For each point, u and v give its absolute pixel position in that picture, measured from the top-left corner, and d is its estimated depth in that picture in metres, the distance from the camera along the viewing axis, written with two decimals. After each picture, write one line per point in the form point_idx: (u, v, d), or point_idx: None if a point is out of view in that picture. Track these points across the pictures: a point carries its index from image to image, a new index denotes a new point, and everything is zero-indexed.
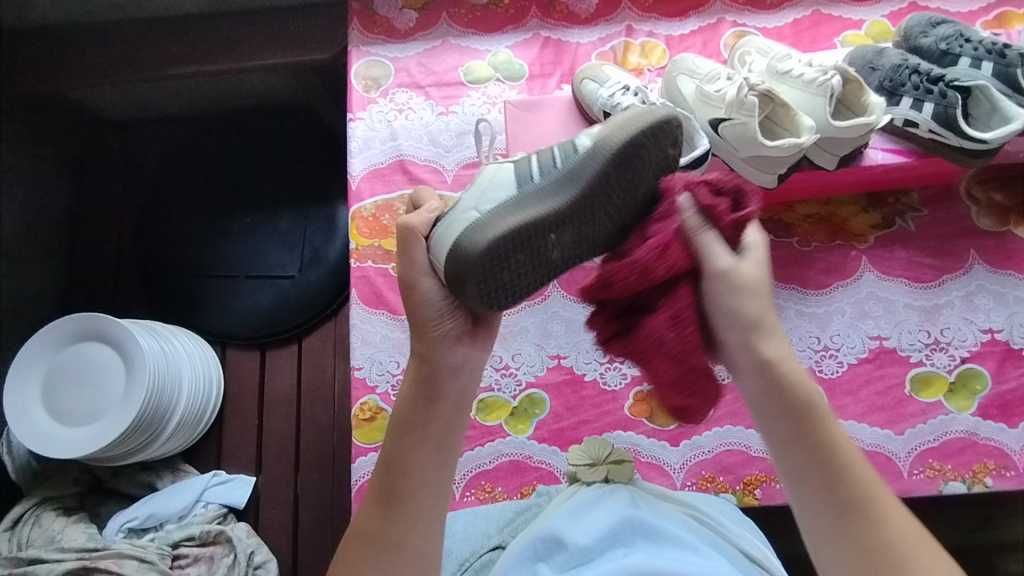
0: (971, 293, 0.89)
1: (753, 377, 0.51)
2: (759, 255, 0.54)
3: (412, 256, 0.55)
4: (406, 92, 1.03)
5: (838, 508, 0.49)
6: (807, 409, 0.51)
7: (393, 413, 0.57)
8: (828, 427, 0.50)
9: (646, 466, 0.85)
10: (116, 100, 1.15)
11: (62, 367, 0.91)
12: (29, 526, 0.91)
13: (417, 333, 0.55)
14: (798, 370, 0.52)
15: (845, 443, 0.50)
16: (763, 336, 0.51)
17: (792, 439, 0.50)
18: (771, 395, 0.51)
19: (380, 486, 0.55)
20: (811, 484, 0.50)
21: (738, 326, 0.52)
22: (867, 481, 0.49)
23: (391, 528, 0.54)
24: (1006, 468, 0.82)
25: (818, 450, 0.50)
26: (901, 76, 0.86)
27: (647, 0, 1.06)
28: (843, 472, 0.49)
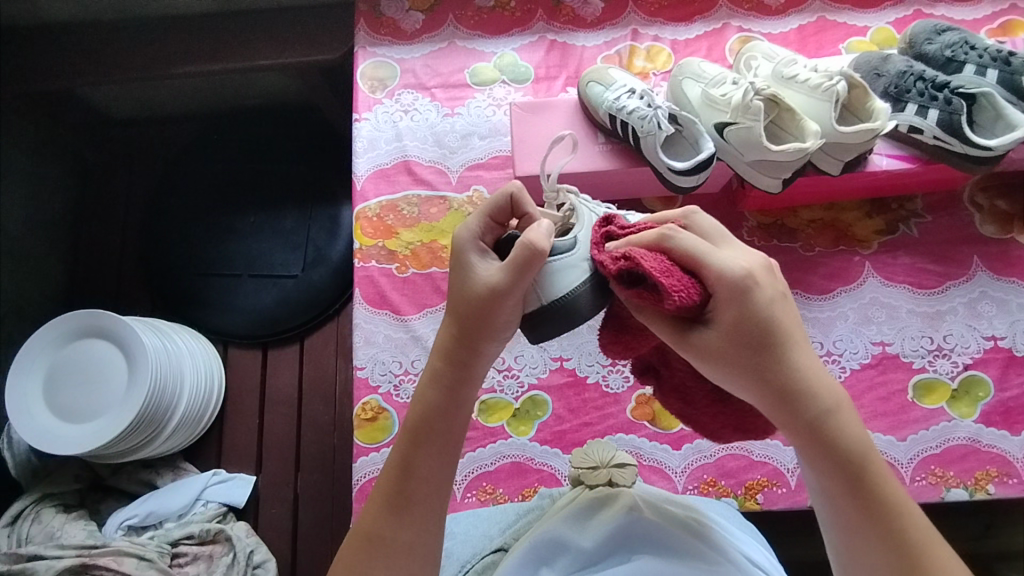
0: (974, 300, 0.89)
1: (794, 433, 0.50)
2: (727, 301, 0.50)
3: (523, 280, 0.54)
4: (411, 93, 1.04)
5: (886, 572, 0.47)
6: (858, 466, 0.48)
7: (412, 417, 0.56)
8: (869, 479, 0.48)
9: (647, 469, 0.85)
10: (122, 98, 1.16)
11: (65, 363, 0.91)
12: (29, 522, 0.90)
13: (469, 346, 0.55)
14: (840, 424, 0.49)
15: (893, 498, 0.48)
16: (790, 395, 0.49)
17: (836, 495, 0.49)
18: (816, 450, 0.49)
19: (392, 487, 0.54)
20: (857, 544, 0.48)
21: (759, 385, 0.50)
22: (918, 537, 0.47)
23: (402, 530, 0.53)
24: (1009, 475, 0.82)
25: (869, 510, 0.48)
26: (906, 82, 0.87)
27: (653, 5, 1.06)
28: (894, 530, 0.47)
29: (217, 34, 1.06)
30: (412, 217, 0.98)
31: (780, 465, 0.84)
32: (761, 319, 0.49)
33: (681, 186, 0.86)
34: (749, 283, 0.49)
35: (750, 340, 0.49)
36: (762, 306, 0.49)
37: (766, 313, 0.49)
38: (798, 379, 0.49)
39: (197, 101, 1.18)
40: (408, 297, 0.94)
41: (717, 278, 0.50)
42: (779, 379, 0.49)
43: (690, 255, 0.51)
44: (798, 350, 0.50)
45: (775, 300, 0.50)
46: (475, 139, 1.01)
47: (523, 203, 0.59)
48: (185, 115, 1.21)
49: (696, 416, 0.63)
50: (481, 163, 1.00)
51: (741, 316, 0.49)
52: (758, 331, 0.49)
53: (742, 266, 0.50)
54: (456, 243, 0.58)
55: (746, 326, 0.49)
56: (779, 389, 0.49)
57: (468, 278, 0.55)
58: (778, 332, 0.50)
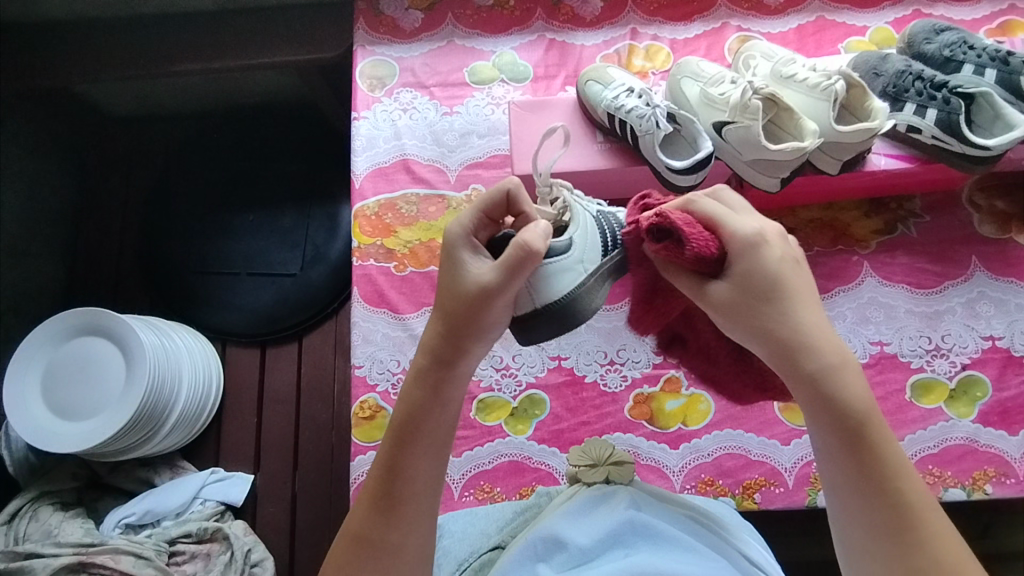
0: (973, 300, 0.89)
1: (798, 389, 0.51)
2: (744, 256, 0.52)
3: (515, 281, 0.54)
4: (410, 92, 1.04)
5: (881, 534, 0.48)
6: (862, 428, 0.49)
7: (396, 416, 0.56)
8: (872, 444, 0.49)
9: (645, 468, 0.85)
10: (120, 95, 1.16)
11: (63, 361, 0.91)
12: (26, 520, 0.90)
13: (456, 345, 0.55)
14: (846, 387, 0.50)
15: (894, 463, 0.49)
16: (798, 351, 0.50)
17: (838, 457, 0.50)
18: (819, 408, 0.50)
19: (379, 489, 0.54)
20: (856, 505, 0.49)
21: (769, 338, 0.51)
22: (915, 502, 0.48)
23: (391, 531, 0.53)
24: (1007, 476, 0.82)
25: (867, 473, 0.49)
26: (905, 82, 0.87)
27: (652, 4, 1.06)
28: (890, 493, 0.48)
29: (216, 32, 1.06)
30: (410, 215, 0.97)
31: (778, 465, 0.84)
32: (771, 274, 0.51)
33: (679, 185, 0.86)
34: (761, 239, 0.52)
35: (759, 293, 0.51)
36: (772, 260, 0.51)
37: (778, 268, 0.51)
38: (807, 338, 0.50)
39: (195, 100, 1.18)
40: (406, 296, 0.94)
41: (733, 233, 0.52)
42: (788, 333, 0.50)
43: (707, 214, 0.54)
44: (807, 306, 0.51)
45: (786, 260, 0.52)
46: (474, 138, 1.01)
47: (519, 200, 0.59)
48: (183, 113, 1.21)
49: (720, 375, 0.66)
50: (479, 161, 1.00)
51: (752, 270, 0.51)
52: (769, 283, 0.51)
53: (757, 226, 0.53)
54: (448, 240, 0.57)
55: (756, 278, 0.51)
56: (789, 344, 0.50)
57: (459, 277, 0.55)
58: (789, 289, 0.51)
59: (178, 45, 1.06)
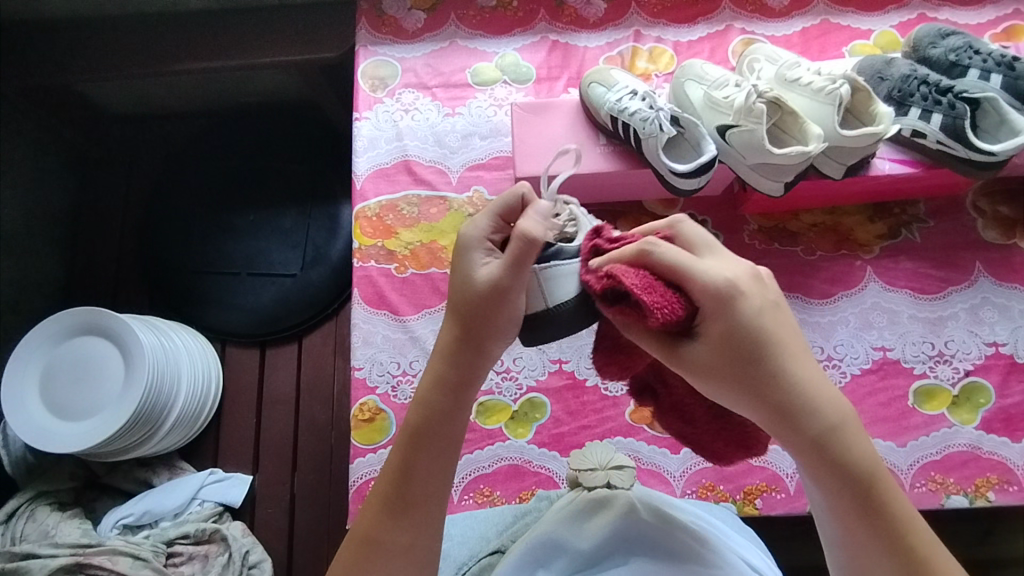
0: (976, 305, 0.89)
1: (793, 444, 0.50)
2: (716, 314, 0.49)
3: (520, 273, 0.54)
4: (412, 92, 1.03)
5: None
6: (859, 478, 0.48)
7: (411, 419, 0.56)
8: (871, 488, 0.48)
9: (646, 473, 0.85)
10: (121, 94, 1.15)
11: (62, 360, 0.91)
12: (23, 520, 0.90)
13: (473, 345, 0.55)
14: (841, 439, 0.49)
15: (900, 513, 0.48)
16: (787, 409, 0.49)
17: (838, 506, 0.49)
18: (816, 462, 0.49)
19: (392, 492, 0.54)
20: (867, 564, 0.48)
21: (758, 398, 0.49)
22: (924, 552, 0.48)
23: (402, 534, 0.52)
24: (1009, 483, 0.81)
25: (875, 529, 0.48)
26: (910, 86, 0.86)
27: (656, 6, 1.06)
28: (899, 546, 0.48)
29: (219, 32, 1.06)
30: (411, 217, 0.97)
31: (779, 471, 0.84)
32: (750, 335, 0.49)
33: (681, 188, 0.85)
34: (735, 292, 0.49)
35: (737, 358, 0.49)
36: (749, 319, 0.49)
37: (752, 327, 0.49)
38: (800, 397, 0.49)
39: (196, 99, 1.18)
40: (407, 298, 0.93)
41: (702, 291, 0.49)
42: (778, 397, 0.49)
43: (670, 267, 0.49)
44: (794, 362, 0.49)
45: (764, 310, 0.50)
46: (476, 139, 1.01)
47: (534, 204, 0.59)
48: (184, 113, 1.21)
49: (696, 436, 0.63)
50: (481, 163, 1.00)
51: (728, 333, 0.49)
52: (750, 345, 0.49)
53: (726, 275, 0.49)
54: (461, 239, 0.57)
55: (736, 342, 0.49)
56: (783, 407, 0.49)
57: (473, 275, 0.55)
58: (770, 350, 0.49)
59: (179, 44, 1.05)
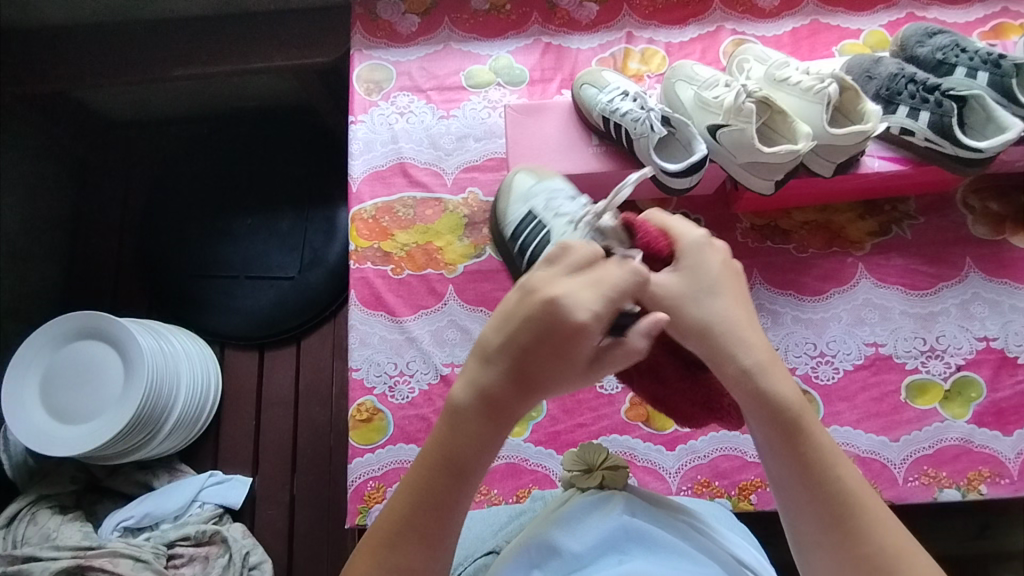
0: (967, 301, 0.90)
1: (735, 388, 0.50)
2: (693, 254, 0.53)
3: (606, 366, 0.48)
4: (407, 96, 1.04)
5: (823, 526, 0.47)
6: (796, 422, 0.49)
7: (459, 454, 0.48)
8: (810, 435, 0.49)
9: (641, 470, 0.86)
10: (119, 101, 1.16)
11: (62, 364, 0.92)
12: (24, 524, 0.90)
13: (532, 398, 0.48)
14: (779, 382, 0.49)
15: (830, 454, 0.49)
16: (731, 348, 0.50)
17: (775, 447, 0.49)
18: (754, 405, 0.49)
19: (425, 533, 0.48)
20: (796, 504, 0.48)
21: (702, 336, 0.51)
22: (851, 486, 0.48)
23: (432, 565, 0.48)
24: (1001, 476, 0.82)
25: (804, 465, 0.48)
26: (898, 84, 0.87)
27: (647, 8, 1.07)
28: (827, 482, 0.48)
29: (214, 37, 1.06)
30: (407, 219, 0.98)
31: None
32: (711, 273, 0.52)
33: (673, 187, 0.86)
34: (705, 248, 0.53)
35: (699, 287, 0.52)
36: (710, 264, 0.53)
37: (713, 269, 0.53)
38: (733, 333, 0.50)
39: (195, 103, 1.19)
40: (404, 299, 0.94)
41: (681, 234, 0.54)
42: (705, 320, 0.51)
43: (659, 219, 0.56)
44: (737, 307, 0.51)
45: (716, 260, 0.53)
46: (470, 141, 1.02)
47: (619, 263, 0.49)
48: (183, 118, 1.22)
49: (669, 396, 0.62)
50: (476, 165, 1.01)
51: (695, 267, 0.53)
52: (704, 279, 0.52)
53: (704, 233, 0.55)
54: (566, 314, 0.44)
55: (696, 274, 0.52)
56: (716, 339, 0.50)
57: (578, 356, 0.46)
58: (715, 285, 0.52)
59: (174, 51, 1.06)
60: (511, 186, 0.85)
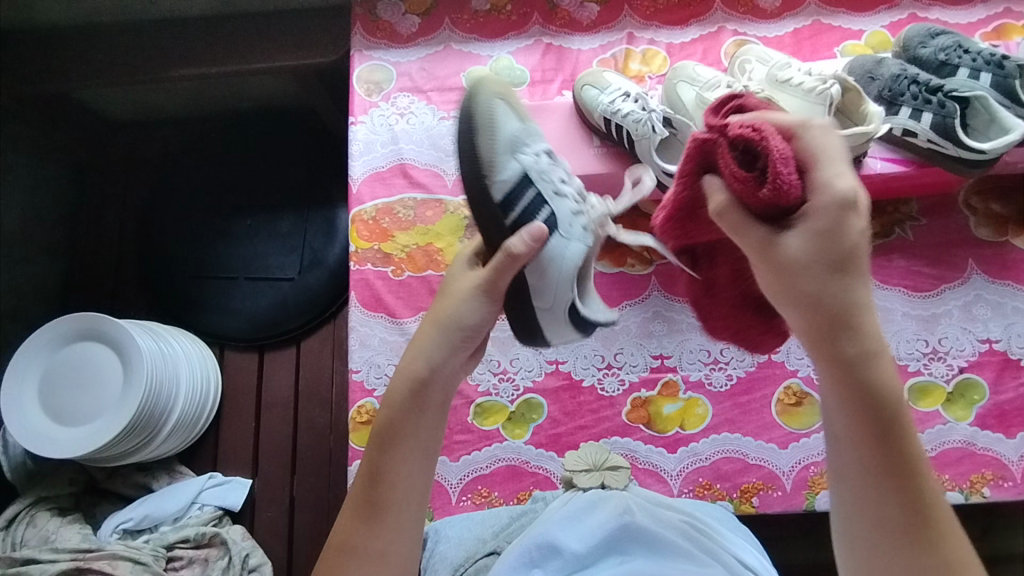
0: (970, 302, 0.90)
1: (828, 369, 0.46)
2: (827, 216, 0.45)
3: (479, 316, 0.57)
4: (407, 96, 1.04)
5: (890, 528, 0.46)
6: (890, 419, 0.45)
7: (377, 422, 0.56)
8: (898, 435, 0.46)
9: (642, 472, 0.85)
10: (119, 102, 1.16)
11: (61, 366, 0.91)
12: (23, 526, 0.90)
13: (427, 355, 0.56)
14: (883, 376, 0.45)
15: (914, 456, 0.46)
16: (842, 331, 0.45)
17: (858, 442, 0.46)
18: (852, 396, 0.45)
19: (365, 496, 0.54)
20: (873, 514, 0.46)
21: (816, 320, 0.46)
22: (931, 497, 0.46)
23: (374, 540, 0.53)
24: (1004, 479, 0.82)
25: (888, 471, 0.46)
26: (901, 85, 0.87)
27: (648, 9, 1.07)
28: (912, 494, 0.46)
29: (213, 37, 1.06)
30: (407, 220, 0.98)
31: (776, 469, 0.84)
32: (850, 245, 0.45)
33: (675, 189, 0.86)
34: (853, 208, 0.44)
35: (832, 261, 0.45)
36: (854, 231, 0.45)
37: (856, 240, 0.45)
38: (851, 321, 0.45)
39: (196, 104, 1.19)
40: (404, 300, 0.94)
41: (826, 185, 0.45)
42: (831, 308, 0.45)
43: (814, 151, 0.46)
44: (862, 292, 0.45)
45: (858, 229, 0.45)
46: None
47: None
48: (183, 118, 1.21)
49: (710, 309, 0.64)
50: None
51: (834, 232, 0.45)
52: (846, 244, 0.45)
53: (852, 185, 0.45)
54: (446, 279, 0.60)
55: (836, 242, 0.45)
56: (835, 321, 0.45)
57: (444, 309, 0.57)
58: (851, 264, 0.45)
59: (173, 52, 1.06)
60: (496, 105, 0.59)
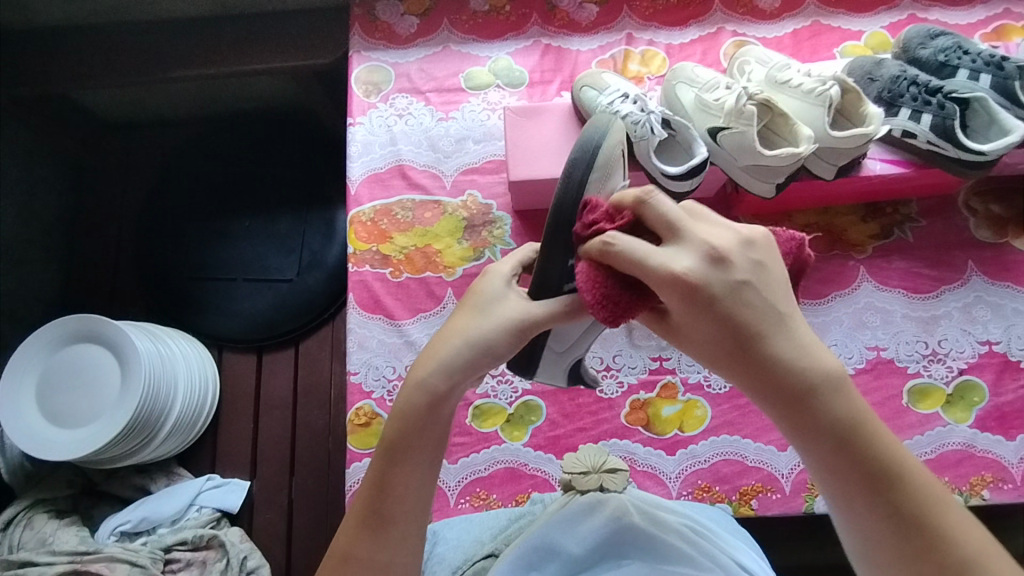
0: (969, 304, 0.89)
1: (776, 413, 0.42)
2: (676, 303, 0.42)
3: (514, 338, 0.51)
4: (406, 97, 1.04)
5: (894, 553, 0.41)
6: (851, 444, 0.41)
7: (388, 429, 0.52)
8: (867, 456, 0.41)
9: (641, 475, 0.85)
10: (117, 103, 1.16)
11: (59, 367, 0.91)
12: (21, 528, 0.90)
13: (449, 371, 0.50)
14: (830, 407, 0.41)
15: (894, 467, 0.41)
16: (774, 380, 0.41)
17: (830, 473, 0.42)
18: (802, 434, 0.42)
19: (369, 506, 0.51)
20: (858, 528, 0.42)
21: (739, 380, 0.42)
22: (930, 509, 0.41)
23: (380, 552, 0.50)
24: (1004, 481, 0.82)
25: (867, 494, 0.41)
26: (900, 87, 0.87)
27: (648, 9, 1.06)
28: (903, 513, 0.41)
29: (212, 37, 1.05)
30: (406, 221, 0.97)
31: (775, 471, 0.84)
32: (729, 309, 0.40)
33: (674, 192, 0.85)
34: (717, 261, 0.41)
35: (727, 326, 0.41)
36: (726, 293, 0.40)
37: (736, 300, 0.41)
38: (777, 369, 0.41)
39: (194, 104, 1.19)
40: (402, 302, 0.93)
41: (656, 281, 0.41)
42: (751, 367, 0.41)
43: (667, 222, 0.43)
44: (778, 332, 0.41)
45: (742, 282, 0.41)
46: (470, 143, 1.01)
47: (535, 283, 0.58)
48: (181, 119, 1.21)
49: None
50: (475, 167, 1.00)
51: (701, 313, 0.41)
52: (725, 293, 0.40)
53: (686, 265, 0.41)
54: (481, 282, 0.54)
55: (715, 311, 0.40)
56: (760, 376, 0.41)
57: (471, 322, 0.52)
58: (749, 318, 0.41)
59: (171, 52, 1.05)
60: (615, 159, 0.55)
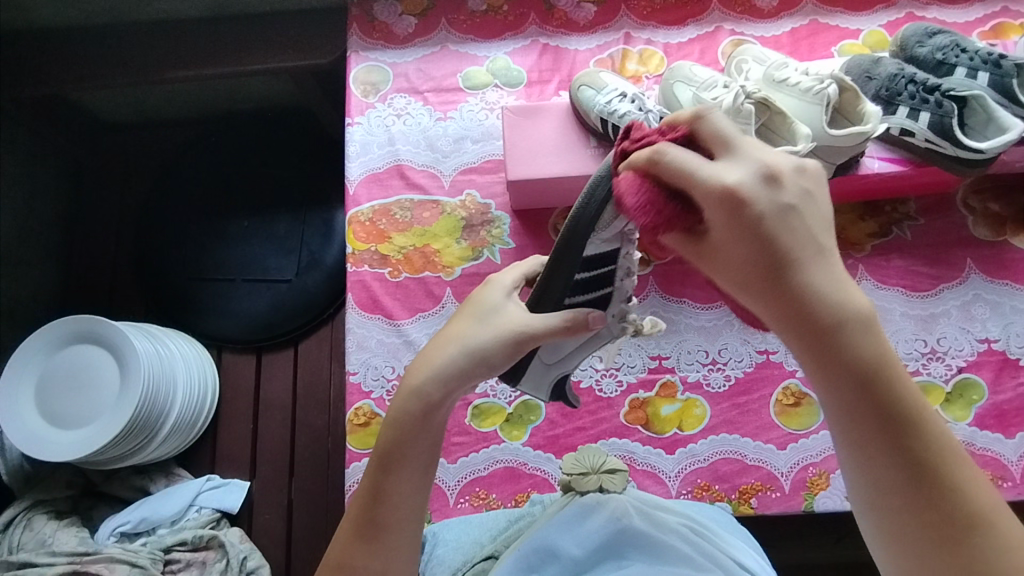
0: (968, 302, 0.89)
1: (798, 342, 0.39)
2: (716, 218, 0.38)
3: (509, 350, 0.51)
4: (404, 97, 1.04)
5: (898, 494, 0.39)
6: (871, 380, 0.38)
7: (382, 437, 0.51)
8: (885, 392, 0.38)
9: (641, 474, 0.85)
10: (115, 104, 1.16)
11: (58, 368, 0.91)
12: (20, 529, 0.90)
13: (445, 379, 0.50)
14: (855, 336, 0.38)
15: (907, 410, 0.39)
16: (803, 303, 0.38)
17: (843, 410, 0.39)
18: (823, 366, 0.39)
19: (363, 514, 0.50)
20: (872, 477, 0.39)
21: (773, 301, 0.38)
22: (940, 457, 0.39)
23: (375, 560, 0.49)
24: (1003, 479, 0.82)
25: (880, 432, 0.39)
26: (898, 85, 0.87)
27: (646, 9, 1.06)
28: (914, 456, 0.38)
29: (209, 38, 1.05)
30: (404, 221, 0.97)
31: (774, 469, 0.84)
32: (775, 229, 0.37)
33: None
34: (768, 180, 0.37)
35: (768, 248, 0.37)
36: (776, 210, 0.37)
37: (785, 221, 0.37)
38: (814, 293, 0.37)
39: (192, 106, 1.19)
40: (401, 302, 0.93)
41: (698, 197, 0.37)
42: (789, 288, 0.37)
43: (721, 140, 0.39)
44: (818, 261, 0.38)
45: (794, 203, 0.38)
46: (468, 143, 1.01)
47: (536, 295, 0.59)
48: (180, 120, 1.21)
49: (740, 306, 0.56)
50: (474, 167, 1.00)
51: (744, 229, 0.37)
52: (772, 212, 0.37)
53: (732, 180, 0.37)
54: (478, 294, 0.55)
55: (762, 228, 0.37)
56: (792, 295, 0.37)
57: (468, 331, 0.52)
58: (795, 241, 0.37)
59: (169, 52, 1.05)
60: None
